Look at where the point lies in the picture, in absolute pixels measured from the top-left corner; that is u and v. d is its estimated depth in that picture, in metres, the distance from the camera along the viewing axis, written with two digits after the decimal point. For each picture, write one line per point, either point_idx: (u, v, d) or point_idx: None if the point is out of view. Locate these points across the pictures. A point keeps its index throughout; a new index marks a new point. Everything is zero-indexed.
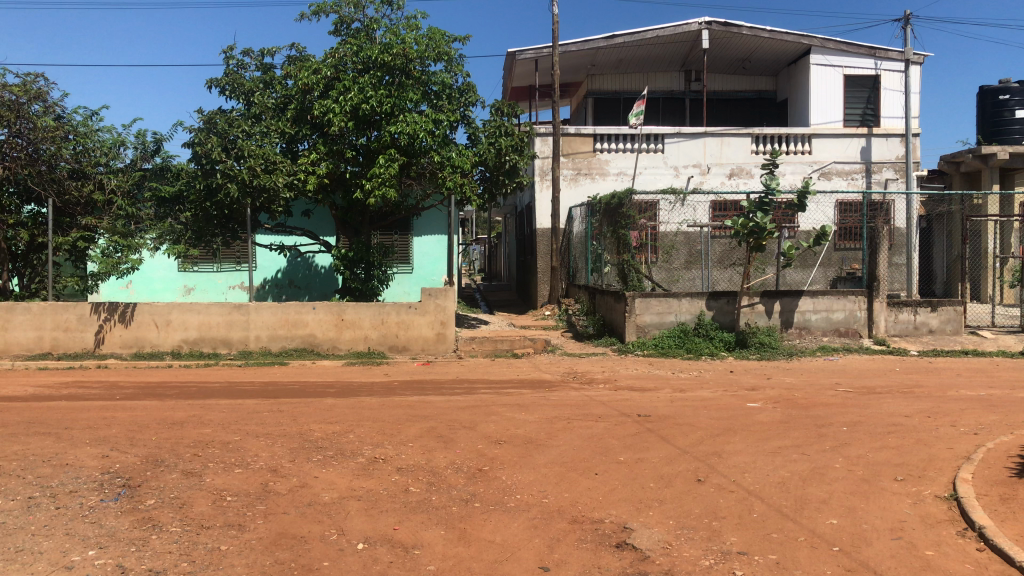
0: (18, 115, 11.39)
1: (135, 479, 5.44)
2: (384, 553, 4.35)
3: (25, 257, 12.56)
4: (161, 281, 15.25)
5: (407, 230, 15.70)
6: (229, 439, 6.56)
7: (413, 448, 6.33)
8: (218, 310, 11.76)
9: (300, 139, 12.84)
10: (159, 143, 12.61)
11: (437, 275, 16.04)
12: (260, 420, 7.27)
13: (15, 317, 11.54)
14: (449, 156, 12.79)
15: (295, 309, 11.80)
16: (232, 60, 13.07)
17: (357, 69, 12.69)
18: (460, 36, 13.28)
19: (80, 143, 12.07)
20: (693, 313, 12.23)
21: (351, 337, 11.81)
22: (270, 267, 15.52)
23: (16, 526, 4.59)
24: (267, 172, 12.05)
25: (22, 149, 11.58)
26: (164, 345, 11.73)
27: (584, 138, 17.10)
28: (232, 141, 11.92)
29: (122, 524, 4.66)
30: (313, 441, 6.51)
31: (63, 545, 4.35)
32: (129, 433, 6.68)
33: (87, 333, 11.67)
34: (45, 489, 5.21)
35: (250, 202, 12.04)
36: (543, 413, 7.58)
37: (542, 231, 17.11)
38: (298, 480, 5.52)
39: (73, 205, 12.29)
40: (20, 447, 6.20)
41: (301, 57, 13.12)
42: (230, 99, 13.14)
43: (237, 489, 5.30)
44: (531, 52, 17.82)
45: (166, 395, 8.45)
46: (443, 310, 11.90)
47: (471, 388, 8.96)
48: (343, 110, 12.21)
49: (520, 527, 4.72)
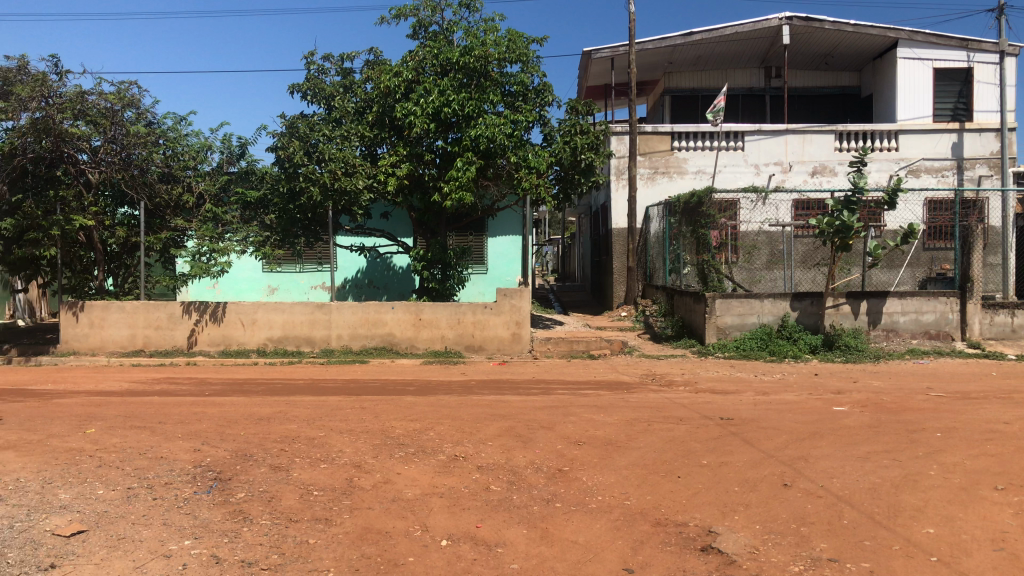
0: (112, 121, 11.91)
1: (226, 473, 5.61)
2: (468, 550, 4.39)
3: (119, 258, 12.97)
4: (247, 281, 15.71)
5: (482, 230, 15.78)
6: (314, 434, 6.70)
7: (494, 447, 6.36)
8: (302, 309, 12.03)
9: (379, 142, 13.03)
10: (244, 147, 12.92)
11: (513, 276, 16.05)
12: (343, 417, 7.40)
13: (111, 316, 12.03)
14: (526, 157, 12.69)
15: (375, 309, 11.98)
16: (313, 65, 13.29)
17: (436, 72, 12.81)
18: (538, 37, 13.26)
19: (171, 147, 12.54)
20: (776, 315, 11.96)
21: (429, 337, 11.92)
22: (350, 267, 15.80)
23: (116, 515, 4.79)
24: (348, 175, 12.27)
25: (116, 154, 12.05)
26: (250, 343, 12.05)
27: (662, 136, 16.91)
28: (313, 144, 12.42)
29: (215, 516, 4.81)
30: (394, 439, 6.58)
31: (161, 535, 4.52)
32: (219, 428, 6.87)
33: (178, 331, 12.06)
34: (142, 481, 5.42)
35: (332, 204, 12.22)
36: (622, 415, 7.51)
37: (619, 231, 16.97)
38: (382, 476, 5.60)
39: (163, 207, 12.72)
40: (118, 440, 6.46)
41: (380, 61, 13.27)
42: (311, 104, 13.36)
43: (323, 484, 5.41)
44: (607, 51, 17.71)
45: (252, 392, 8.66)
46: (519, 310, 11.89)
47: (549, 389, 8.94)
48: (423, 112, 12.30)
49: (602, 529, 4.69)
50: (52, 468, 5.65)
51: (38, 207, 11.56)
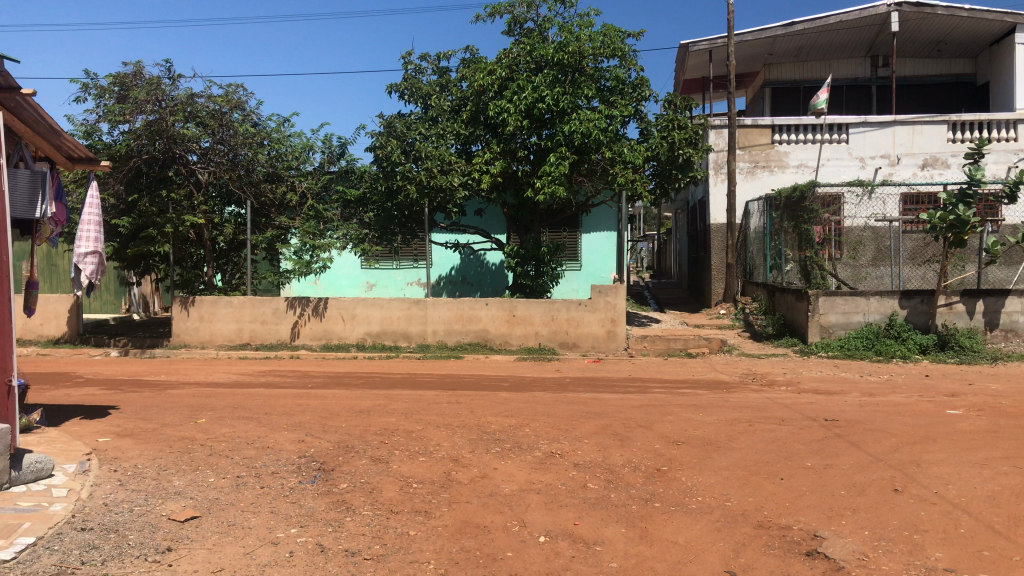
0: (222, 123, 12.37)
1: (329, 464, 5.76)
2: (566, 547, 4.37)
3: (227, 255, 13.48)
4: (347, 277, 16.12)
5: (576, 226, 15.73)
6: (412, 428, 6.81)
7: (590, 445, 6.33)
8: (399, 305, 12.24)
9: (474, 139, 13.10)
10: (344, 146, 13.23)
11: (608, 273, 15.95)
12: (440, 411, 7.50)
13: (219, 311, 12.52)
14: (621, 152, 12.56)
15: (470, 305, 12.09)
16: (410, 65, 13.50)
17: (531, 68, 12.82)
18: (634, 31, 13.11)
19: (274, 149, 12.90)
20: (883, 313, 11.52)
21: (523, 333, 11.96)
22: (445, 264, 16.02)
23: (227, 502, 4.98)
24: (444, 173, 12.45)
25: (224, 155, 12.53)
26: (350, 338, 12.36)
27: (762, 129, 16.46)
28: (410, 143, 12.63)
29: (319, 506, 4.95)
30: (491, 434, 6.62)
31: (269, 522, 4.67)
32: (321, 420, 7.06)
33: (282, 326, 12.46)
34: (251, 469, 5.62)
35: (428, 202, 12.44)
36: (722, 414, 7.36)
37: (717, 227, 16.65)
38: (479, 471, 5.65)
39: (268, 206, 13.16)
40: (227, 429, 6.72)
41: (476, 59, 13.36)
42: (409, 103, 13.55)
43: (422, 477, 5.50)
44: (705, 43, 17.39)
45: (352, 385, 8.88)
46: (614, 307, 11.80)
47: (645, 387, 8.84)
48: (517, 109, 12.34)
49: (702, 530, 4.61)
50: (167, 456, 5.92)
51: (153, 207, 12.15)
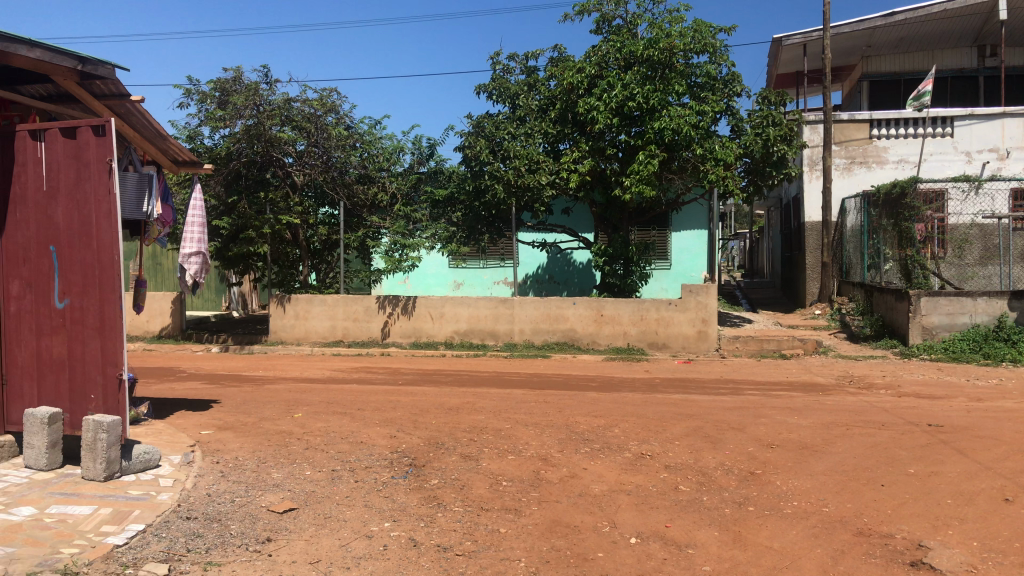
0: (316, 127, 12.71)
1: (420, 460, 5.85)
2: (658, 549, 4.32)
3: (321, 254, 13.84)
4: (435, 276, 16.35)
5: (665, 225, 15.55)
6: (501, 426, 6.85)
7: (681, 447, 6.24)
8: (486, 304, 12.32)
9: (561, 138, 13.06)
10: (433, 147, 13.41)
11: (698, 272, 15.70)
12: (529, 410, 7.52)
13: (313, 309, 12.86)
14: (713, 149, 12.32)
15: (557, 304, 12.08)
16: (499, 65, 13.58)
17: (620, 65, 12.70)
18: (725, 26, 12.86)
19: (366, 150, 13.25)
20: (991, 315, 11.04)
21: (611, 333, 11.89)
22: (531, 263, 16.02)
23: (323, 495, 5.11)
24: (532, 172, 12.51)
25: (319, 157, 12.88)
26: (438, 336, 12.52)
27: (859, 124, 15.92)
28: (498, 143, 12.88)
29: (411, 501, 5.02)
30: (580, 434, 6.60)
31: (364, 516, 4.77)
32: (412, 417, 7.18)
33: (373, 324, 12.72)
34: (345, 464, 5.75)
35: (516, 201, 12.56)
36: (818, 418, 7.16)
37: (812, 225, 16.20)
38: (569, 470, 5.64)
39: (360, 207, 13.45)
40: (323, 424, 6.89)
41: (563, 57, 13.34)
42: (497, 103, 13.66)
43: (511, 475, 5.52)
44: (798, 36, 16.94)
45: (442, 382, 8.99)
46: (705, 307, 11.59)
47: (738, 389, 8.67)
48: (607, 107, 12.26)
49: (799, 535, 4.48)
50: (265, 449, 6.11)
51: (251, 208, 12.63)
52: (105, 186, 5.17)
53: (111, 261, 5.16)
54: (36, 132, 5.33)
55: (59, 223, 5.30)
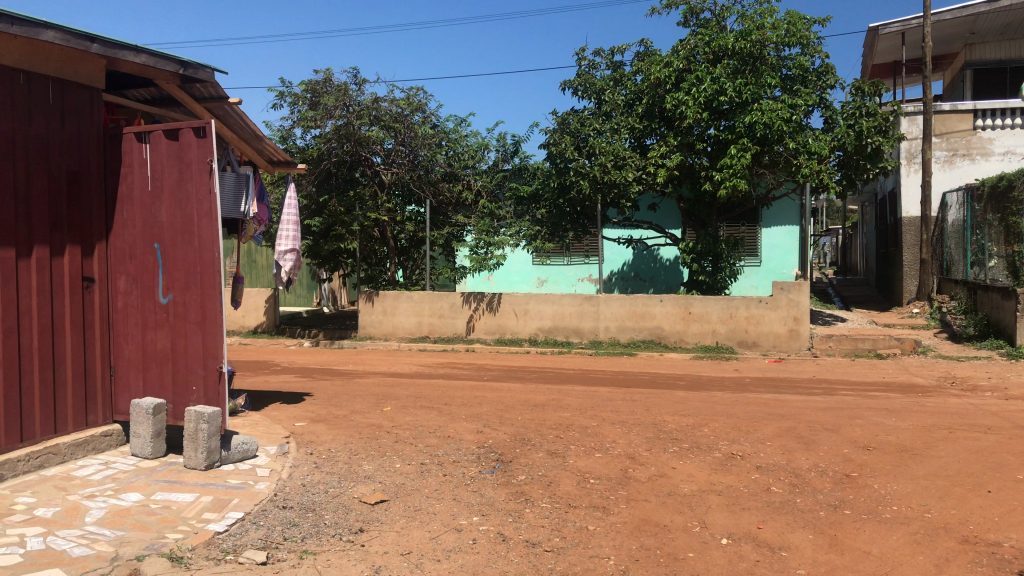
0: (404, 125, 12.90)
1: (507, 455, 5.88)
2: (750, 551, 4.23)
3: (408, 252, 14.08)
4: (519, 273, 16.45)
5: (755, 221, 15.24)
6: (588, 424, 6.83)
7: (773, 447, 6.10)
8: (571, 301, 12.31)
9: (648, 133, 12.92)
10: (517, 144, 13.45)
11: (789, 269, 15.30)
12: (615, 408, 7.47)
13: (401, 305, 13.08)
14: (806, 143, 12.01)
15: (643, 302, 11.98)
16: (584, 60, 13.53)
17: (709, 59, 12.49)
18: (820, 17, 12.50)
19: (451, 148, 13.32)
20: None
21: (699, 331, 11.71)
22: (616, 261, 16.02)
23: (413, 488, 5.19)
24: (618, 168, 12.40)
25: (406, 156, 13.09)
26: (522, 333, 12.56)
27: (963, 114, 15.28)
28: (584, 139, 12.81)
29: (499, 496, 5.05)
30: (668, 432, 6.53)
31: (453, 509, 4.82)
32: (499, 412, 7.22)
33: (458, 320, 12.85)
34: (433, 457, 5.83)
35: (601, 197, 12.50)
36: (918, 420, 6.89)
37: (910, 220, 15.64)
38: (657, 469, 5.58)
39: (446, 205, 13.64)
40: (411, 418, 7.00)
41: (650, 52, 13.19)
42: (582, 99, 13.62)
43: (599, 473, 5.50)
44: (897, 25, 16.33)
45: (527, 379, 9.02)
46: (796, 305, 11.29)
47: (832, 389, 8.42)
48: (696, 101, 12.05)
49: (899, 541, 4.33)
50: (356, 441, 6.24)
51: (341, 206, 13.04)
52: (205, 185, 5.36)
53: (212, 258, 5.35)
54: (141, 134, 5.56)
55: (163, 221, 5.52)
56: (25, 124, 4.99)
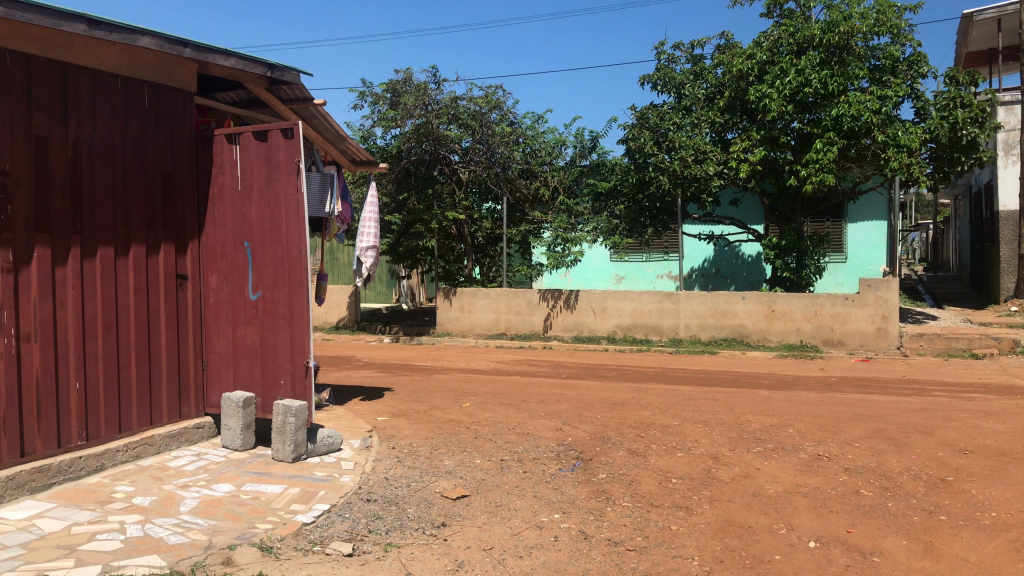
0: (481, 123, 13.01)
1: (587, 453, 5.85)
2: (840, 555, 4.12)
3: (485, 249, 14.19)
4: (596, 270, 16.36)
5: (840, 216, 14.82)
6: (669, 423, 6.74)
7: (862, 449, 5.91)
8: (650, 298, 12.19)
9: (730, 127, 12.73)
10: (595, 140, 13.39)
11: (876, 266, 14.84)
12: (696, 407, 7.37)
13: (478, 301, 13.18)
14: (895, 135, 11.58)
15: (725, 299, 11.78)
16: (664, 54, 13.37)
17: (793, 50, 12.19)
18: (911, 5, 12.07)
19: (529, 145, 13.43)
20: None
21: (782, 329, 11.46)
22: (696, 256, 15.78)
23: (494, 484, 5.22)
24: (698, 163, 12.21)
25: (483, 154, 13.21)
26: (600, 330, 12.49)
27: None
28: (663, 134, 12.59)
29: (580, 493, 5.04)
30: (751, 433, 6.40)
31: (534, 506, 4.83)
32: (578, 410, 7.20)
33: (536, 317, 12.86)
34: (513, 454, 5.84)
35: (681, 192, 12.36)
36: (1018, 423, 6.58)
37: (1007, 213, 14.99)
38: (740, 470, 5.48)
39: (523, 201, 13.72)
40: (490, 414, 7.04)
41: (731, 44, 12.94)
42: (661, 93, 13.46)
43: (681, 473, 5.43)
44: (993, 11, 15.65)
45: (606, 377, 8.97)
46: (885, 303, 10.92)
47: (923, 390, 8.12)
48: (780, 94, 11.80)
49: (999, 549, 4.14)
50: (438, 436, 6.31)
51: (420, 204, 13.12)
52: (293, 185, 5.50)
53: (299, 256, 5.48)
54: (231, 136, 5.74)
55: (252, 220, 5.68)
56: (123, 127, 5.19)
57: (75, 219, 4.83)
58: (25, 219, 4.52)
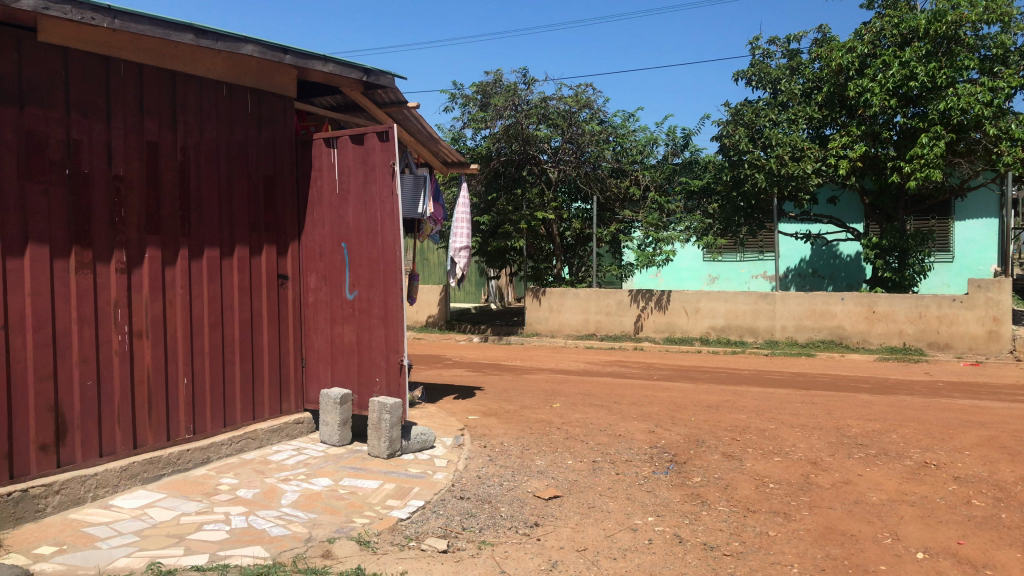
0: (571, 123, 13.02)
1: (680, 456, 5.77)
2: (951, 567, 3.94)
3: (575, 249, 14.16)
4: (688, 270, 16.17)
5: (946, 213, 14.20)
6: (765, 426, 6.59)
7: (972, 457, 5.65)
8: (745, 299, 11.94)
9: (828, 123, 12.41)
10: (688, 138, 13.20)
11: (986, 266, 14.18)
12: (793, 411, 7.18)
13: (567, 302, 13.17)
14: (1008, 128, 11.02)
15: (823, 300, 11.45)
16: (759, 50, 13.07)
17: (896, 43, 11.66)
18: None
19: (620, 144, 13.35)
20: None
21: (884, 331, 11.06)
22: (793, 256, 15.37)
23: (586, 485, 5.20)
24: (796, 160, 11.93)
25: (573, 154, 13.21)
26: (693, 331, 12.30)
27: None
28: (759, 131, 12.33)
29: (674, 497, 4.97)
30: (852, 438, 6.19)
31: (627, 508, 4.79)
32: (670, 412, 7.10)
33: (626, 318, 12.76)
34: (606, 455, 5.81)
35: (777, 190, 12.07)
36: None
37: None
38: (841, 476, 5.31)
39: (613, 200, 13.63)
40: (582, 415, 7.02)
41: (829, 38, 12.54)
42: (756, 89, 13.14)
43: (778, 478, 5.29)
44: None
45: (699, 379, 8.82)
46: (996, 305, 10.38)
47: None
48: (883, 88, 11.37)
49: None
50: (529, 436, 6.33)
51: (509, 204, 13.26)
52: (388, 188, 5.59)
53: (394, 257, 5.58)
54: (330, 140, 5.89)
55: (349, 222, 5.81)
56: (228, 132, 5.39)
57: (183, 221, 5.04)
58: (138, 221, 4.74)
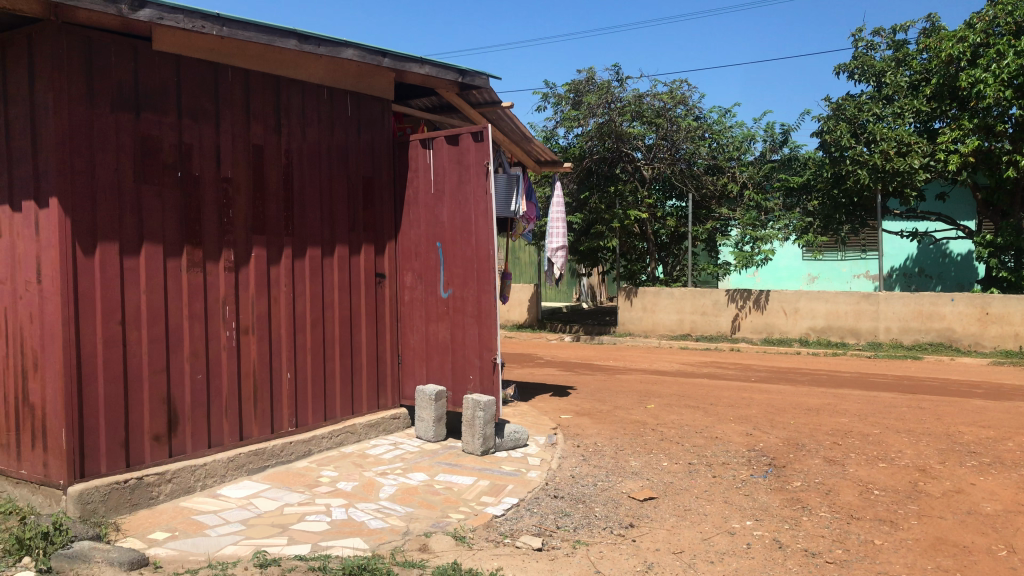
0: (666, 119, 12.88)
1: (780, 460, 5.63)
2: None
3: (669, 248, 13.95)
4: (786, 270, 15.93)
5: None
6: (869, 431, 6.36)
7: None
8: (847, 299, 11.55)
9: (937, 116, 11.81)
10: (787, 134, 12.87)
11: None
12: (899, 416, 6.90)
13: (661, 301, 13.03)
14: None
15: (931, 300, 10.96)
16: (862, 41, 12.62)
17: (1011, 31, 10.98)
18: None
19: (715, 140, 13.12)
20: None
21: (998, 334, 10.47)
22: (899, 255, 14.84)
23: (682, 487, 5.12)
24: (902, 155, 11.49)
25: (668, 150, 13.11)
26: (793, 332, 11.98)
27: None
28: (862, 126, 11.97)
29: (773, 501, 4.85)
30: (964, 445, 5.91)
31: (724, 512, 4.70)
32: (769, 415, 6.94)
33: (723, 318, 12.53)
34: (702, 458, 5.71)
35: (883, 187, 11.64)
36: None
37: None
38: (952, 484, 5.07)
39: (709, 198, 13.39)
40: (677, 416, 6.93)
41: (938, 27, 12.02)
42: (859, 82, 12.72)
43: (884, 484, 5.10)
44: None
45: (799, 381, 8.58)
46: None
47: None
48: (998, 78, 10.72)
49: None
50: (623, 437, 6.28)
51: (603, 203, 13.23)
52: (482, 187, 5.64)
53: (488, 256, 5.62)
54: (426, 141, 5.97)
55: (444, 222, 5.88)
56: (328, 135, 5.54)
57: (287, 221, 5.21)
58: (245, 222, 4.92)
